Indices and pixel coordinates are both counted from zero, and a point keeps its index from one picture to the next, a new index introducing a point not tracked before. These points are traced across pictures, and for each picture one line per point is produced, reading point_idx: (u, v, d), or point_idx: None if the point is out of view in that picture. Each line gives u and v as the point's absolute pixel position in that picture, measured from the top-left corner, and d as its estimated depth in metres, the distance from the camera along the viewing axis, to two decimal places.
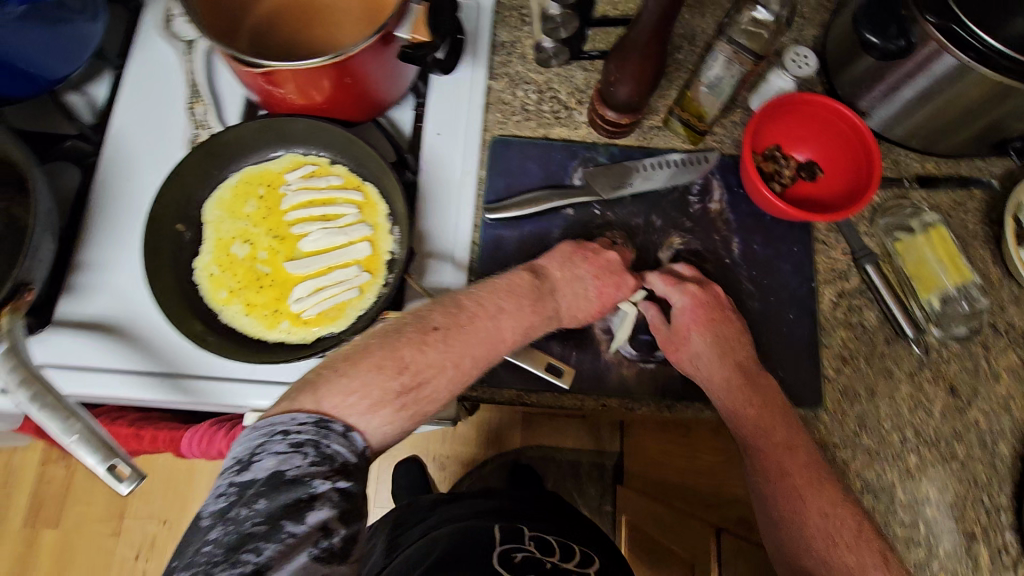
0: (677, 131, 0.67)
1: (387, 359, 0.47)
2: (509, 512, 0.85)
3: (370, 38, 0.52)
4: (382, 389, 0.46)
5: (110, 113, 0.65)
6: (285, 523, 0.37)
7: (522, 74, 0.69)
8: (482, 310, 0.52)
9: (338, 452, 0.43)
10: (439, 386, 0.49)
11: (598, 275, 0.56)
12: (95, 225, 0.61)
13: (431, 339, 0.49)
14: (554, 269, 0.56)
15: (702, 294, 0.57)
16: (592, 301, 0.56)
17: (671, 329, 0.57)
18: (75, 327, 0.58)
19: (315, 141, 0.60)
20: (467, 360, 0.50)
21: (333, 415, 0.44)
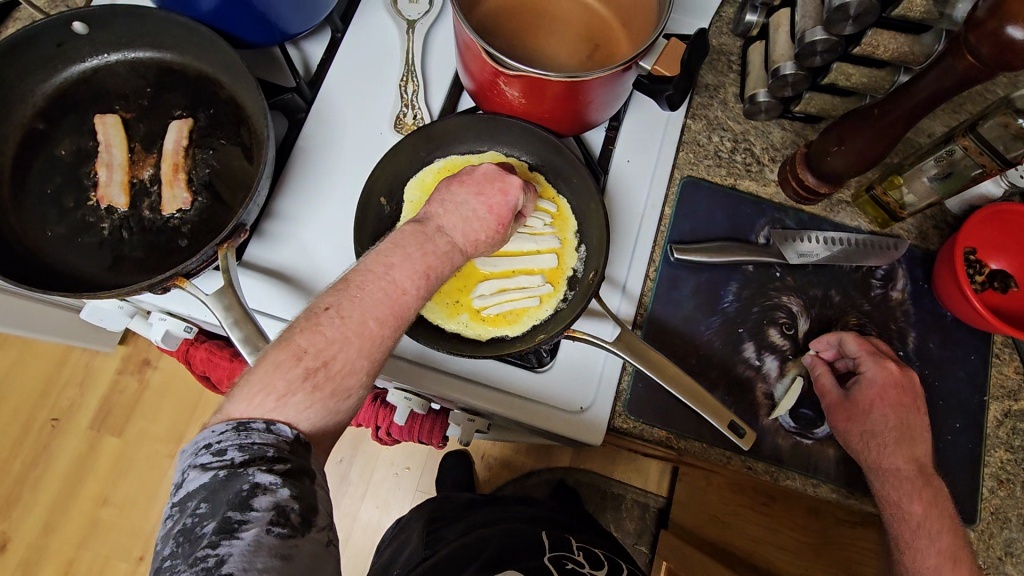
0: (865, 210, 0.66)
1: (280, 354, 0.40)
2: (556, 524, 0.88)
3: (618, 66, 0.51)
4: (286, 379, 0.39)
5: (323, 72, 0.66)
6: (229, 518, 0.34)
7: (720, 120, 0.68)
8: (369, 276, 0.44)
9: (267, 445, 0.37)
10: (349, 358, 0.42)
11: (478, 191, 0.51)
12: (293, 178, 0.62)
13: (322, 320, 0.42)
14: (433, 208, 0.50)
15: (896, 374, 0.55)
16: (483, 219, 0.50)
17: (850, 400, 0.56)
18: (263, 268, 0.59)
19: (521, 143, 0.62)
20: (371, 323, 0.43)
21: (251, 414, 0.38)
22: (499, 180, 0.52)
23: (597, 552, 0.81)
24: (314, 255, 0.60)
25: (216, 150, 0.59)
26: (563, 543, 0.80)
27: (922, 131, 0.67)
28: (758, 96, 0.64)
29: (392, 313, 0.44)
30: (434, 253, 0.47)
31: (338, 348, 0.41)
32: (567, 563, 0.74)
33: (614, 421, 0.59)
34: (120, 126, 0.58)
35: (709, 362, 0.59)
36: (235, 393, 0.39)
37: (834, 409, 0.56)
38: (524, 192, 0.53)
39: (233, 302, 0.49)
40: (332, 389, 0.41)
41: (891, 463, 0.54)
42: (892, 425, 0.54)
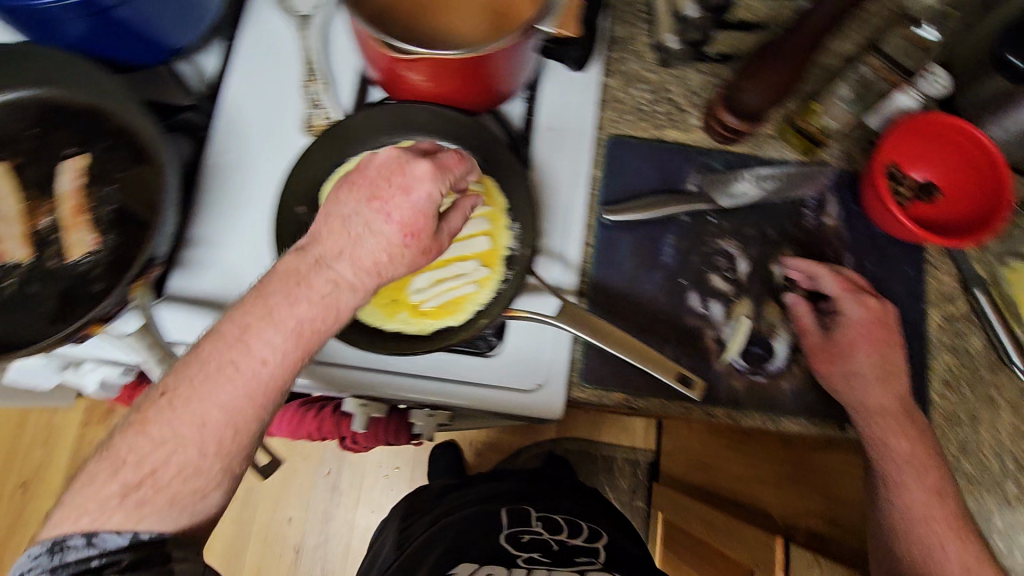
0: (790, 141, 0.65)
1: (101, 464, 0.41)
2: (520, 493, 0.87)
3: (516, 34, 0.50)
4: (105, 496, 0.40)
5: (221, 83, 0.63)
6: None
7: (637, 72, 0.67)
8: (224, 343, 0.42)
9: (88, 556, 0.39)
10: (185, 459, 0.41)
11: (371, 195, 0.46)
12: (206, 200, 0.60)
13: (149, 418, 0.41)
14: (320, 230, 0.46)
15: (875, 310, 0.57)
16: (387, 233, 0.45)
17: (828, 340, 0.57)
18: (188, 302, 0.57)
19: (438, 128, 0.59)
20: (217, 412, 0.41)
21: (65, 533, 0.39)
22: (399, 175, 0.46)
23: (558, 518, 0.83)
24: (242, 278, 0.58)
25: (118, 185, 0.56)
26: (522, 516, 0.82)
27: (834, 53, 0.67)
28: (668, 42, 0.64)
29: (248, 388, 0.42)
30: (309, 300, 0.43)
31: (175, 450, 0.41)
32: (523, 537, 0.78)
33: (572, 393, 0.59)
34: (8, 175, 0.55)
35: (658, 317, 0.59)
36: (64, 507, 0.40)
37: (816, 350, 0.57)
38: (433, 182, 0.46)
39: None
40: (168, 498, 0.41)
41: (879, 389, 0.55)
42: (883, 362, 0.56)
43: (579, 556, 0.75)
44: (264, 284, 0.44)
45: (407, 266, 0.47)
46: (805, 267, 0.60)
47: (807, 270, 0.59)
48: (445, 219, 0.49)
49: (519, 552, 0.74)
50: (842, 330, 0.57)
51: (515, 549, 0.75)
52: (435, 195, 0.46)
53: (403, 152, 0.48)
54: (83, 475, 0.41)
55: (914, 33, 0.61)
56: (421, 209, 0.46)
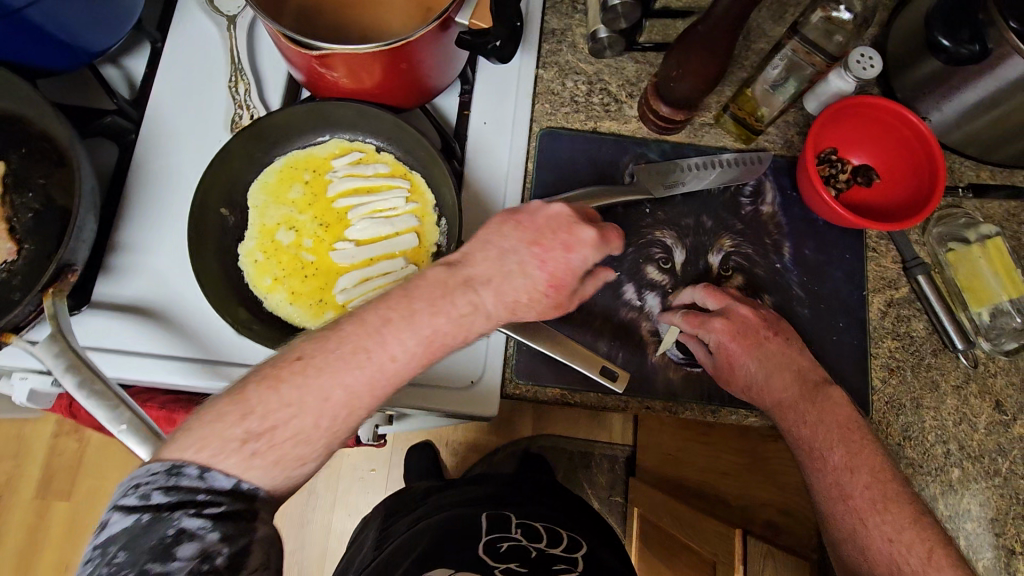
0: (728, 128, 0.65)
1: (231, 406, 0.41)
2: (503, 497, 0.84)
3: (431, 23, 0.49)
4: (228, 435, 0.40)
5: (148, 87, 0.62)
6: (152, 568, 0.36)
7: (571, 64, 0.67)
8: (359, 334, 0.44)
9: (196, 489, 0.39)
10: (303, 425, 0.42)
11: (534, 240, 0.49)
12: (131, 204, 0.59)
13: (283, 377, 0.42)
14: (474, 254, 0.48)
15: (724, 328, 0.55)
16: (534, 274, 0.48)
17: (717, 372, 0.56)
18: (113, 309, 0.56)
19: (364, 126, 0.59)
20: (339, 392, 0.43)
21: (184, 458, 0.39)
22: (566, 232, 0.49)
23: (538, 525, 0.78)
24: (168, 284, 0.57)
25: (38, 192, 0.55)
26: (502, 520, 0.78)
27: (763, 35, 0.67)
28: (598, 34, 0.62)
29: (373, 376, 0.44)
30: (447, 314, 0.46)
31: (296, 416, 0.42)
32: (503, 544, 0.72)
33: (507, 389, 0.58)
34: None
35: (593, 309, 0.59)
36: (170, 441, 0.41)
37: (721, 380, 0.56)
38: (594, 248, 0.49)
39: (103, 394, 0.44)
40: (277, 456, 0.42)
41: (786, 382, 0.55)
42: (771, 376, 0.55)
43: (556, 564, 0.69)
44: (411, 288, 0.47)
45: (535, 310, 0.49)
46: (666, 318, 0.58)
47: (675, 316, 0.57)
48: (582, 284, 0.51)
49: (498, 561, 0.68)
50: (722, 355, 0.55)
51: (493, 559, 0.68)
52: (590, 261, 0.49)
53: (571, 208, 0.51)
54: (209, 411, 0.41)
55: (833, 16, 0.57)
56: (574, 267, 0.49)
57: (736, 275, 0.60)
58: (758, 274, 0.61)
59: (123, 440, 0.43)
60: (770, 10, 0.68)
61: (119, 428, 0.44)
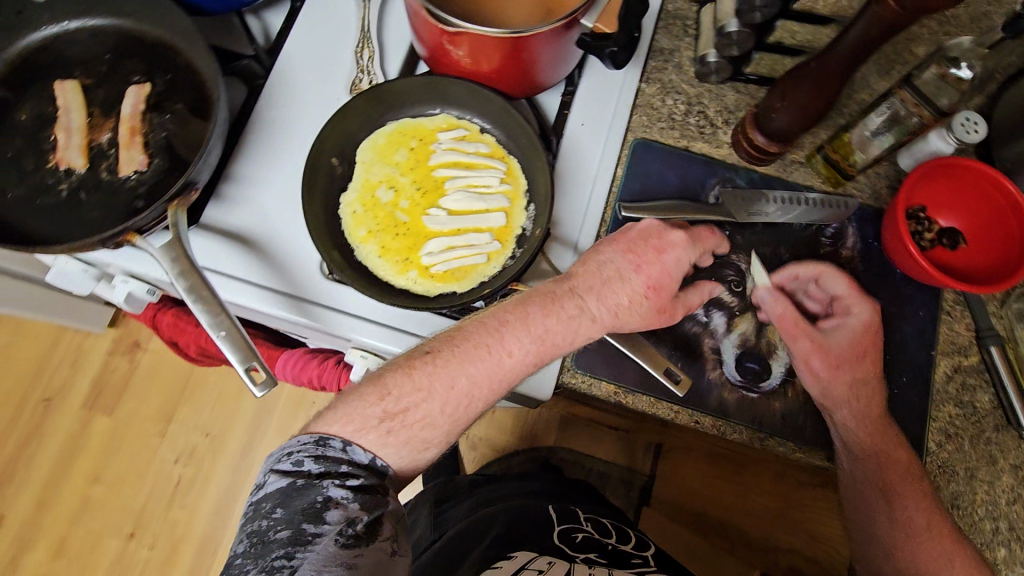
0: (819, 170, 0.66)
1: (369, 389, 0.50)
2: (560, 496, 0.88)
3: (558, 21, 0.52)
4: (368, 415, 0.49)
5: (281, 40, 0.67)
6: (306, 527, 0.43)
7: (674, 83, 0.69)
8: (479, 331, 0.52)
9: (341, 461, 0.47)
10: (428, 410, 0.50)
11: (629, 248, 0.55)
12: (249, 142, 0.64)
13: (416, 364, 0.51)
14: (576, 269, 0.56)
15: (876, 316, 0.58)
16: (630, 278, 0.54)
17: (822, 337, 0.57)
18: (218, 231, 0.61)
19: (473, 107, 0.63)
20: (461, 381, 0.51)
21: (332, 433, 0.48)
22: (657, 238, 0.56)
23: (604, 522, 0.82)
24: (270, 218, 0.61)
25: (173, 115, 0.60)
26: (570, 515, 0.81)
27: (864, 84, 0.68)
28: (707, 57, 0.64)
29: (492, 372, 0.51)
30: (557, 316, 0.53)
31: (424, 400, 0.50)
32: (578, 534, 0.75)
33: (563, 377, 0.60)
34: (78, 91, 0.60)
35: None
36: (322, 416, 0.50)
37: (814, 351, 0.56)
38: (685, 247, 0.55)
39: (208, 302, 0.49)
40: (406, 436, 0.50)
41: (864, 416, 0.56)
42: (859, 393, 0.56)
43: (632, 559, 0.72)
44: (525, 298, 0.54)
45: (641, 316, 0.54)
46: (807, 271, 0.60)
47: (813, 269, 0.60)
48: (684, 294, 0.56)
49: (576, 549, 0.71)
50: (839, 333, 0.58)
51: (573, 546, 0.71)
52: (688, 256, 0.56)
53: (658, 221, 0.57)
54: (353, 395, 0.50)
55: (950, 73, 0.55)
56: (671, 269, 0.55)
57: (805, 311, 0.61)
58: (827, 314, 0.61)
59: (220, 345, 0.48)
60: (878, 63, 0.69)
61: (219, 333, 0.48)
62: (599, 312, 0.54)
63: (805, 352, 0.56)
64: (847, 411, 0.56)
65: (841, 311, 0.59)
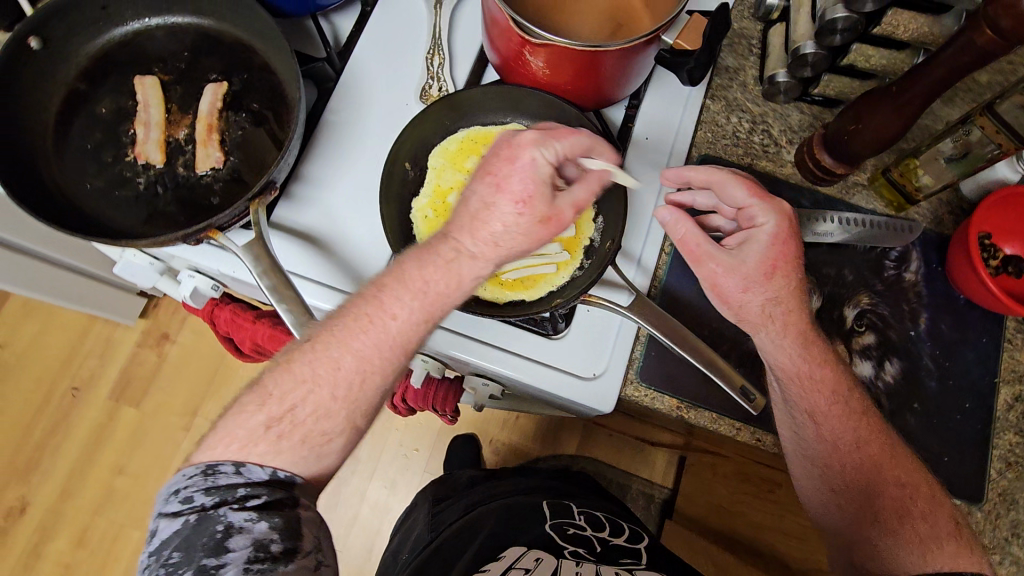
0: (880, 193, 0.67)
1: (251, 397, 0.48)
2: (555, 489, 0.87)
3: (639, 39, 0.52)
4: (252, 425, 0.47)
5: (353, 44, 0.68)
6: (208, 561, 0.42)
7: (738, 101, 0.70)
8: (366, 304, 0.50)
9: (237, 485, 0.45)
10: (319, 400, 0.48)
11: (488, 173, 0.50)
12: (320, 143, 0.64)
13: (295, 358, 0.49)
14: (454, 219, 0.52)
15: (785, 220, 0.53)
16: (490, 208, 0.50)
17: (731, 258, 0.53)
18: (289, 231, 0.61)
19: (544, 117, 0.63)
20: (348, 356, 0.49)
21: (221, 459, 0.46)
22: (506, 147, 0.51)
23: (599, 514, 0.81)
24: (341, 220, 0.62)
25: (249, 113, 0.61)
26: (562, 508, 0.80)
27: (932, 115, 0.67)
28: (776, 77, 0.65)
29: (381, 339, 0.49)
30: (435, 265, 0.50)
31: (308, 389, 0.48)
32: (568, 530, 0.75)
33: (625, 389, 0.60)
34: (158, 87, 0.60)
35: (721, 333, 0.60)
36: (213, 437, 0.47)
37: (721, 275, 0.53)
38: (537, 148, 0.49)
39: (295, 304, 0.51)
40: (301, 436, 0.48)
41: (806, 374, 0.54)
42: (800, 356, 0.54)
43: (623, 556, 0.70)
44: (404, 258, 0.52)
45: (528, 240, 0.50)
46: (705, 179, 0.54)
47: (709, 179, 0.54)
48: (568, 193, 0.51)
49: (564, 543, 0.71)
50: (748, 249, 0.53)
51: (561, 540, 0.71)
52: (539, 157, 0.49)
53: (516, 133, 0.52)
54: (234, 408, 0.49)
55: None
56: (533, 173, 0.49)
57: (868, 332, 0.61)
58: (890, 336, 0.61)
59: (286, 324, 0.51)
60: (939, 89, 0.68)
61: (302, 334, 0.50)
62: (479, 243, 0.50)
63: (714, 277, 0.53)
64: (765, 335, 0.54)
65: (748, 223, 0.54)
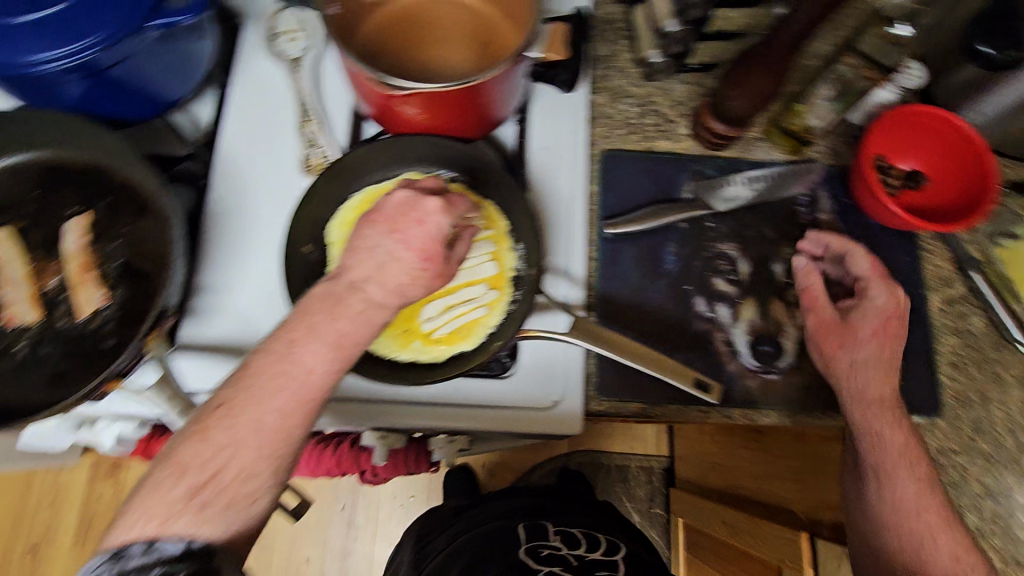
0: (778, 142, 0.68)
1: (163, 470, 0.40)
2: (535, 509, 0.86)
3: (506, 63, 0.51)
4: (168, 501, 0.39)
5: (218, 131, 0.64)
6: None
7: (622, 88, 0.69)
8: (268, 361, 0.43)
9: (149, 565, 0.38)
10: (244, 463, 0.41)
11: (391, 228, 0.47)
12: (212, 247, 0.60)
13: (210, 426, 0.41)
14: (348, 258, 0.47)
15: (896, 300, 0.57)
16: (398, 263, 0.46)
17: (843, 321, 0.57)
18: (203, 349, 0.57)
19: (437, 158, 0.60)
20: (270, 419, 0.42)
21: (128, 538, 0.39)
22: (414, 210, 0.48)
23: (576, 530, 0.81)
24: (255, 323, 0.58)
25: (122, 241, 0.56)
26: (540, 530, 0.80)
27: (808, 53, 0.71)
28: (651, 57, 0.65)
29: (298, 395, 0.43)
30: (347, 315, 0.45)
31: (229, 455, 0.41)
32: (544, 552, 0.74)
33: (589, 407, 0.59)
34: (12, 241, 0.55)
35: (666, 324, 0.60)
36: (122, 516, 0.40)
37: (822, 328, 0.57)
38: (444, 215, 0.48)
39: None
40: (226, 502, 0.41)
41: (875, 388, 0.54)
42: (872, 377, 0.54)
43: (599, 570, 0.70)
44: (306, 309, 0.45)
45: (422, 291, 0.48)
46: (836, 245, 0.60)
47: (840, 244, 0.60)
48: (454, 252, 0.50)
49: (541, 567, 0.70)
50: (858, 315, 0.57)
51: (537, 565, 0.71)
52: (447, 225, 0.48)
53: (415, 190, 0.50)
54: (148, 481, 0.41)
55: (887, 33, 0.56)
56: (437, 237, 0.47)
57: None
58: (821, 280, 0.63)
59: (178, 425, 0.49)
60: None
61: None
62: (384, 297, 0.46)
63: (817, 328, 0.58)
64: (849, 388, 0.55)
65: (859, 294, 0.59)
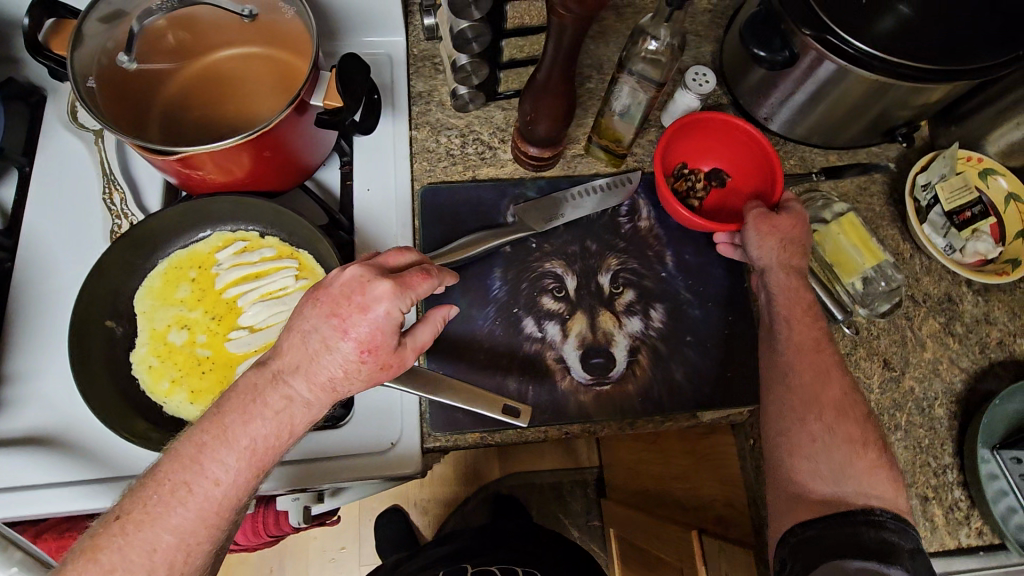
0: (599, 157, 0.69)
1: None
2: None
3: (287, 109, 0.52)
4: None
5: (20, 212, 0.62)
6: None
7: (442, 121, 0.70)
8: (177, 471, 0.41)
9: None
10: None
11: (331, 313, 0.43)
12: (14, 333, 0.58)
13: (99, 546, 0.39)
14: (281, 342, 0.44)
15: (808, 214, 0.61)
16: (331, 352, 0.42)
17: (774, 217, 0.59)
18: (6, 443, 0.54)
19: (244, 215, 0.60)
20: (171, 537, 0.40)
21: None
22: (359, 294, 0.43)
23: None
24: (64, 408, 0.56)
25: None
26: None
27: (589, 54, 0.73)
28: (458, 90, 0.66)
29: (202, 510, 0.41)
30: (263, 416, 0.42)
31: (127, 572, 0.39)
32: None
33: (426, 444, 0.59)
34: None
35: (497, 350, 0.61)
36: None
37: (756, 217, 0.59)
38: (393, 300, 0.43)
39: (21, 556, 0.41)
40: None
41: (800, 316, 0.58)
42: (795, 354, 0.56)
43: None
44: (222, 403, 0.43)
45: (361, 381, 0.44)
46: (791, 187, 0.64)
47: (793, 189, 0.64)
48: (411, 332, 0.46)
49: None
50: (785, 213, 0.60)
51: None
52: (394, 313, 0.43)
53: (368, 268, 0.45)
54: None
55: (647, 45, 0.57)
56: (381, 328, 0.42)
57: (626, 291, 0.64)
58: (647, 286, 0.64)
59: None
60: (616, 43, 0.74)
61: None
62: (311, 394, 0.43)
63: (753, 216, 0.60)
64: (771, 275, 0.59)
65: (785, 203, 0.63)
